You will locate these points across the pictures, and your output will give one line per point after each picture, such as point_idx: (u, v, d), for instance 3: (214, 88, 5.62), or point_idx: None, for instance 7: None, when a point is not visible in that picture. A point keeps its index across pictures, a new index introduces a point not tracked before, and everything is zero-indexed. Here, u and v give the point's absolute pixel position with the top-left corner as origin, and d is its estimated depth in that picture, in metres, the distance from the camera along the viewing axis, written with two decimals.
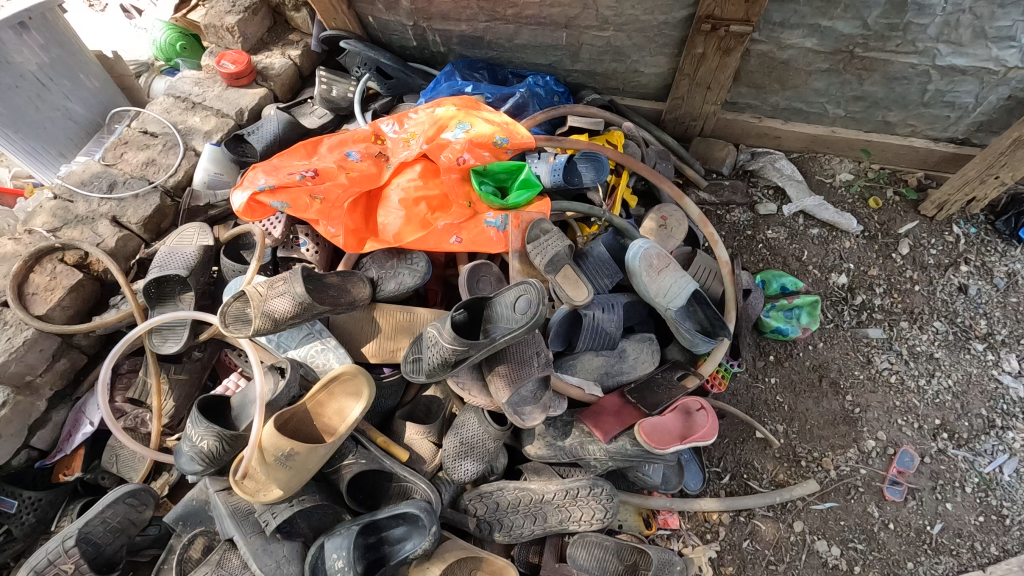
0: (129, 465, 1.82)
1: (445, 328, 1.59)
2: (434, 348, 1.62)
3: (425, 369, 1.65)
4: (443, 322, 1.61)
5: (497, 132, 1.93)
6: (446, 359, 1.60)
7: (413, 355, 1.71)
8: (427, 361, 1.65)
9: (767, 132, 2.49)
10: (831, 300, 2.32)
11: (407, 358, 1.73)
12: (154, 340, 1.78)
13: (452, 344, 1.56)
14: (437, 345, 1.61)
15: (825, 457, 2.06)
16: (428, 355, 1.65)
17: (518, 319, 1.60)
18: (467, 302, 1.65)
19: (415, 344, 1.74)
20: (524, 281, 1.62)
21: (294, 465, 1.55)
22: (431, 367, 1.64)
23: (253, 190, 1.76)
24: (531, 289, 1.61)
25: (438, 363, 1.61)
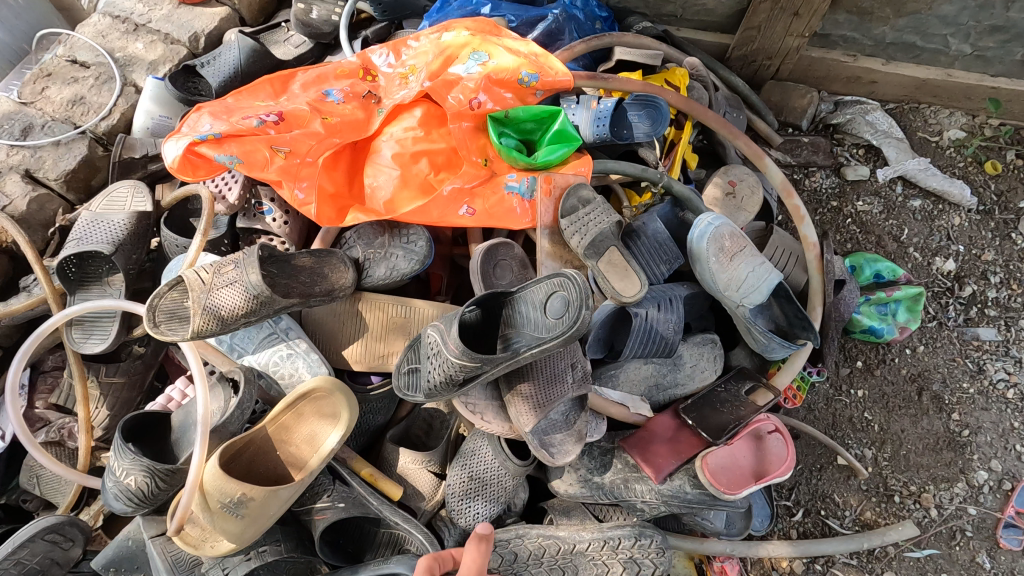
0: (54, 487, 1.46)
1: (450, 335, 1.15)
2: (436, 360, 1.19)
3: (424, 388, 1.23)
4: (448, 326, 1.18)
5: (523, 67, 1.45)
6: (451, 378, 1.18)
7: (409, 365, 1.30)
8: (428, 375, 1.23)
9: (861, 74, 1.95)
10: (933, 291, 1.84)
11: (403, 365, 1.31)
12: (74, 336, 1.38)
13: (460, 359, 1.14)
14: (439, 356, 1.18)
15: (926, 493, 1.64)
16: (429, 367, 1.22)
17: (551, 326, 1.16)
18: (481, 296, 1.20)
19: (413, 348, 1.31)
20: (559, 271, 1.16)
21: (248, 513, 1.17)
22: (433, 383, 1.22)
23: (191, 138, 1.29)
24: (568, 284, 1.15)
25: (441, 381, 1.19)
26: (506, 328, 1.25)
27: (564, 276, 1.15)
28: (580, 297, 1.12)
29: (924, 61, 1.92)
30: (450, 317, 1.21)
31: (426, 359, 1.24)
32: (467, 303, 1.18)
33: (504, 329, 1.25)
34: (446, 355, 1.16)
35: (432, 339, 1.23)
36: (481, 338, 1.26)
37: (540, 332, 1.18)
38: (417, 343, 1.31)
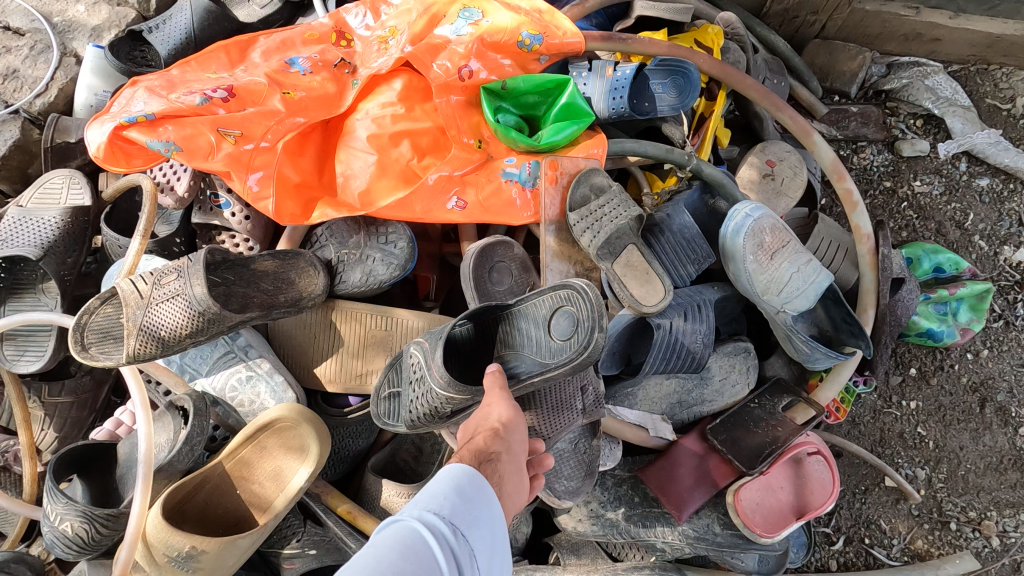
0: (2, 517, 1.30)
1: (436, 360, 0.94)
2: (420, 388, 0.98)
3: (406, 418, 1.03)
4: (433, 347, 0.96)
5: (524, 26, 1.20)
6: (437, 410, 0.96)
7: (388, 390, 1.09)
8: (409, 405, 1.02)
9: (923, 31, 1.68)
10: (1001, 285, 1.59)
11: (380, 390, 1.11)
12: (7, 352, 1.20)
13: (449, 390, 0.92)
14: (423, 383, 0.97)
15: (987, 520, 1.44)
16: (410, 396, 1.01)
17: (561, 351, 0.94)
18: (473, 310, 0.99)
19: (392, 369, 1.10)
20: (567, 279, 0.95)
21: (201, 567, 1.00)
22: (416, 416, 1.01)
23: (120, 120, 1.08)
24: (577, 295, 0.94)
25: (425, 413, 0.99)
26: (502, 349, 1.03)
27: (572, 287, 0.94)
28: (594, 312, 0.91)
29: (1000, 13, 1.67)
30: (434, 336, 1.00)
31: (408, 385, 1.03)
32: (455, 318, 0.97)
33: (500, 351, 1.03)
34: (430, 381, 0.95)
35: (413, 361, 1.02)
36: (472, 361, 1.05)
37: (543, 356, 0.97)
38: (397, 364, 1.10)
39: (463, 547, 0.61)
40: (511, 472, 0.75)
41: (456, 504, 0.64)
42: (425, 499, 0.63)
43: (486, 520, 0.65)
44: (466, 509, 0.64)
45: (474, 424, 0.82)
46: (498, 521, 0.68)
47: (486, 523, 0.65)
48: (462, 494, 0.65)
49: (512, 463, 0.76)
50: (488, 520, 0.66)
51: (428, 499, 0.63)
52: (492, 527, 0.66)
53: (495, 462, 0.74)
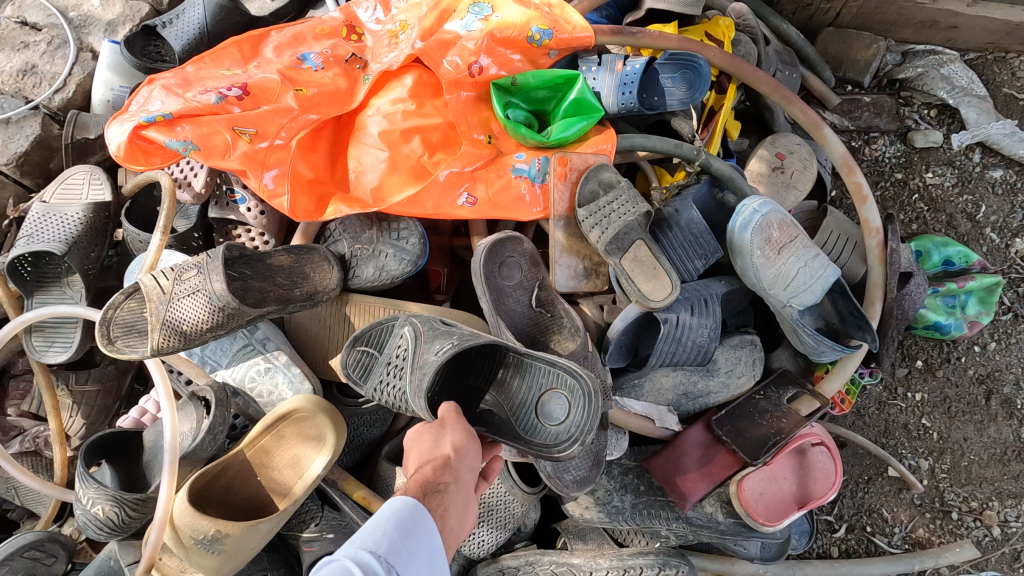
0: (34, 498, 1.37)
1: (427, 371, 0.96)
2: (400, 379, 1.02)
3: (368, 388, 1.08)
4: (430, 354, 0.98)
5: (534, 21, 1.20)
6: (396, 403, 1.03)
7: (360, 351, 1.11)
8: (381, 379, 1.05)
9: (940, 19, 1.66)
10: (1011, 278, 1.59)
11: (355, 344, 1.11)
12: (36, 343, 1.25)
13: (422, 406, 0.97)
14: (404, 375, 1.00)
15: (988, 510, 1.46)
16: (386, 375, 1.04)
17: (550, 435, 1.03)
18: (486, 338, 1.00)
19: (376, 330, 1.11)
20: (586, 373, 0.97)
21: (225, 549, 1.05)
22: (381, 394, 1.05)
23: (138, 120, 1.10)
24: (583, 393, 0.99)
25: (385, 397, 1.04)
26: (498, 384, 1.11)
27: (586, 388, 0.97)
28: (588, 424, 0.97)
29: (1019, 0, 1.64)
30: (434, 338, 1.01)
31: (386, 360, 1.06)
32: (462, 340, 0.98)
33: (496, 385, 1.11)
34: (412, 380, 0.99)
35: (403, 344, 1.04)
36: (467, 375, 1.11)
37: (530, 416, 1.06)
38: (382, 329, 1.11)
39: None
40: (455, 502, 0.83)
41: (394, 540, 0.70)
42: (367, 534, 0.70)
43: (424, 553, 0.72)
44: (404, 543, 0.70)
45: (426, 449, 0.89)
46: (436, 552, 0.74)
47: (423, 555, 0.71)
48: (403, 529, 0.71)
49: (458, 493, 0.85)
50: (427, 552, 0.72)
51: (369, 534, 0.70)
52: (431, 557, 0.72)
53: (441, 494, 0.82)
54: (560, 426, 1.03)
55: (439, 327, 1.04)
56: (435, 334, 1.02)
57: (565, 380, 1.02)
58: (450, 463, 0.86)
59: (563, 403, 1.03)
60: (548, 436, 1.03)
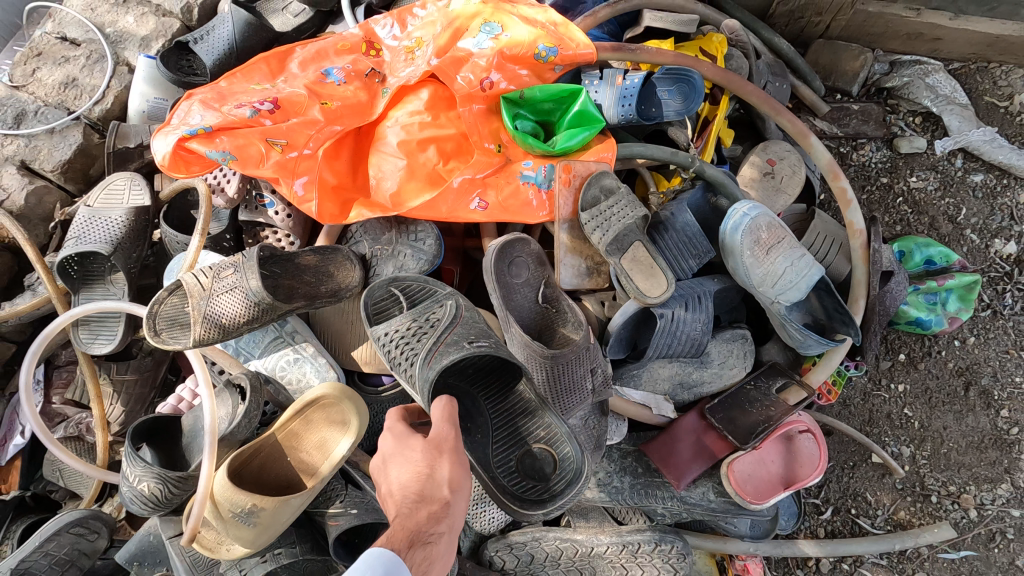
0: (77, 480, 1.48)
1: (456, 352, 1.06)
2: (421, 344, 1.10)
3: (381, 329, 1.14)
4: (468, 340, 1.08)
5: (541, 39, 1.30)
6: (397, 358, 1.10)
7: (382, 290, 1.20)
8: (401, 330, 1.13)
9: (924, 31, 1.74)
10: (989, 276, 1.68)
11: (393, 284, 1.22)
12: (82, 336, 1.36)
13: (430, 372, 1.04)
14: (429, 341, 1.08)
15: (966, 494, 1.56)
16: (411, 331, 1.12)
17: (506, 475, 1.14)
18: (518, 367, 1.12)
19: (419, 288, 1.22)
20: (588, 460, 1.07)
21: (260, 522, 1.15)
22: (392, 345, 1.12)
23: (181, 133, 1.21)
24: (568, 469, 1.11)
25: (392, 346, 1.12)
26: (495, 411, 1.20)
27: (575, 475, 1.08)
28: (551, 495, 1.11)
29: (1000, 14, 1.72)
30: (470, 331, 1.12)
31: (413, 316, 1.14)
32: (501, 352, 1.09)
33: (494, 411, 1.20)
34: (439, 348, 1.07)
35: (440, 313, 1.14)
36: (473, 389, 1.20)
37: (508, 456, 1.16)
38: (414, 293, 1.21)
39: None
40: (444, 552, 0.84)
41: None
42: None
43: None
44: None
45: (418, 483, 0.87)
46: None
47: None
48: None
49: (446, 542, 0.85)
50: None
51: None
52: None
53: (430, 546, 0.82)
54: (525, 476, 1.14)
55: (477, 326, 1.15)
56: (471, 329, 1.13)
57: (561, 453, 1.13)
58: (445, 507, 0.86)
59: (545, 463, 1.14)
60: (510, 482, 1.14)
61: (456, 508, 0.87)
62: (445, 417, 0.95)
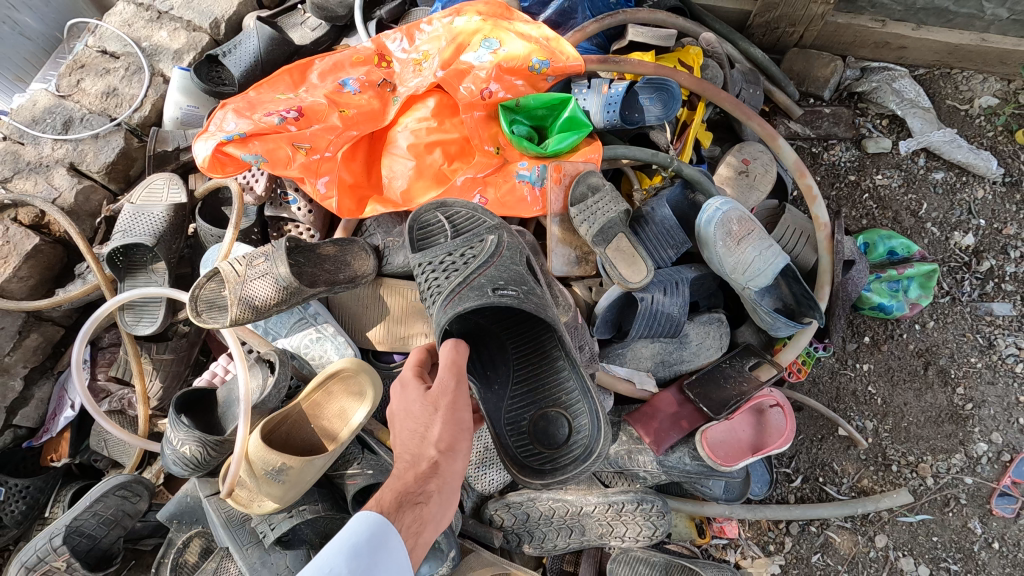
0: (120, 449, 1.64)
1: (478, 297, 1.16)
2: (450, 282, 1.22)
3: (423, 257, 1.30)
4: (493, 288, 1.18)
5: (535, 53, 1.46)
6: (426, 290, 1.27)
7: (433, 228, 1.36)
8: (439, 269, 1.28)
9: (890, 40, 1.88)
10: (949, 265, 1.83)
11: (442, 212, 1.37)
12: (127, 319, 1.53)
13: (446, 313, 1.16)
14: (456, 281, 1.20)
15: (923, 463, 1.71)
16: (447, 270, 1.26)
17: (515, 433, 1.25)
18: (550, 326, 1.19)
19: (467, 217, 1.36)
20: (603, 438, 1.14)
21: (288, 479, 1.30)
22: (429, 281, 1.27)
23: (219, 139, 1.39)
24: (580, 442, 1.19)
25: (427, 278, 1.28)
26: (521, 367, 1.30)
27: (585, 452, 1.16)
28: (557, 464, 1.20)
29: (959, 24, 1.85)
30: (501, 276, 1.22)
31: (451, 257, 1.28)
32: (523, 303, 1.16)
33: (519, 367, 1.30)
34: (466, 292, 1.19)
35: (477, 252, 1.26)
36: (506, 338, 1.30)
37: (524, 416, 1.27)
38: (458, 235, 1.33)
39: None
40: (434, 512, 0.97)
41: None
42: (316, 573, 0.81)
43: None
44: (356, 574, 0.82)
45: (416, 444, 1.02)
46: (398, 566, 0.88)
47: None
48: (356, 561, 0.83)
49: (436, 505, 0.97)
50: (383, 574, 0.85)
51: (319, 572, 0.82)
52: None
53: (419, 507, 0.95)
54: (534, 437, 1.25)
55: (511, 270, 1.24)
56: (502, 275, 1.22)
57: (576, 426, 1.22)
58: (433, 470, 0.99)
59: (561, 429, 1.23)
60: (521, 441, 1.25)
61: (445, 473, 0.99)
62: (445, 371, 1.05)
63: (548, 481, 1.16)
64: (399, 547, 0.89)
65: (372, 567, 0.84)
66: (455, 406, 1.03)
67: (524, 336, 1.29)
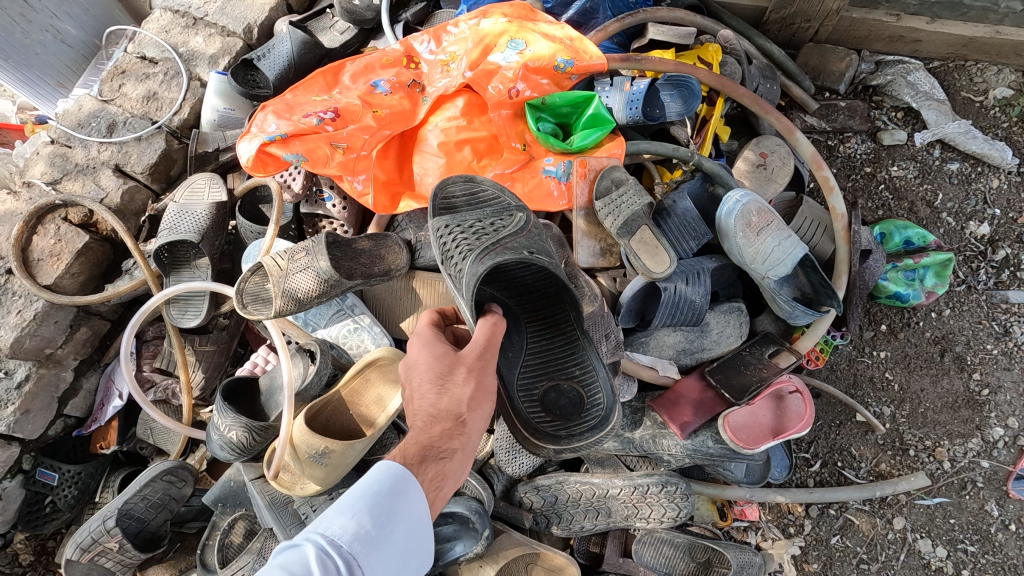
0: (165, 437, 1.71)
1: (513, 255, 1.14)
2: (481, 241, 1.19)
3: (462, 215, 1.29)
4: (528, 250, 1.16)
5: (559, 53, 1.51)
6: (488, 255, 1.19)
7: (473, 197, 1.35)
8: (464, 228, 1.23)
9: (904, 34, 1.91)
10: (964, 255, 1.86)
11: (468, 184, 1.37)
12: (173, 312, 1.61)
13: (469, 273, 1.12)
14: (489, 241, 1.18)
15: (939, 447, 1.75)
16: (475, 234, 1.21)
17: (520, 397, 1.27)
18: (537, 249, 1.19)
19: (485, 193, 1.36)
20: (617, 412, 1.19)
21: (330, 462, 1.36)
22: (450, 238, 1.22)
23: (262, 139, 1.47)
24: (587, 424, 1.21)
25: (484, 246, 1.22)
26: (536, 341, 1.30)
27: (601, 422, 1.20)
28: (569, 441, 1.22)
29: (973, 17, 1.88)
30: (529, 244, 1.20)
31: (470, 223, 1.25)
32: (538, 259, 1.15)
33: (532, 342, 1.30)
34: (463, 244, 1.20)
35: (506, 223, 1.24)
36: (518, 269, 1.20)
37: (537, 389, 1.28)
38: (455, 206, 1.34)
39: (363, 560, 0.79)
40: (456, 468, 0.96)
41: (364, 521, 0.81)
42: (339, 517, 0.81)
43: (400, 525, 0.84)
44: (379, 522, 0.82)
45: (437, 399, 0.98)
46: (416, 517, 0.87)
47: (395, 532, 0.83)
48: (377, 508, 0.82)
49: (458, 461, 0.96)
50: (404, 524, 0.84)
51: (340, 517, 0.81)
52: (408, 526, 0.85)
53: (443, 462, 0.94)
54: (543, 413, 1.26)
55: (539, 243, 1.23)
56: (509, 230, 1.21)
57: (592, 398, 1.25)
58: (459, 427, 0.97)
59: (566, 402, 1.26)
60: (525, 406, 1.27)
61: (470, 430, 0.98)
62: (476, 340, 1.05)
63: (558, 447, 1.21)
64: (420, 497, 0.88)
65: (393, 514, 0.84)
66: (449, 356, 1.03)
67: (556, 321, 1.28)
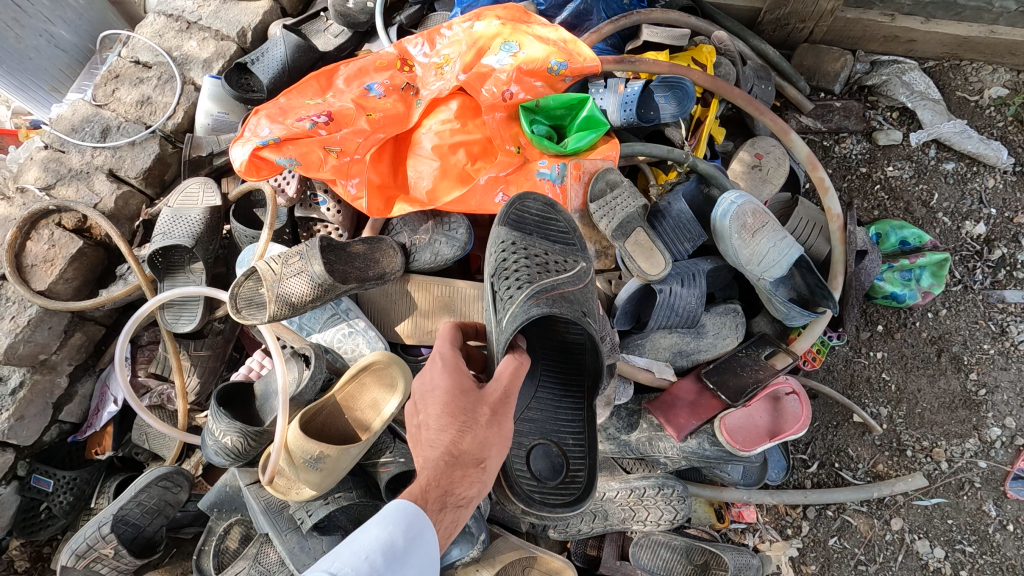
0: (161, 442, 1.70)
1: (566, 310, 1.16)
2: (534, 280, 1.21)
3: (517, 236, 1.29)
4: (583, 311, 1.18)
5: (553, 55, 1.51)
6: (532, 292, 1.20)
7: (527, 217, 1.34)
8: (530, 260, 1.25)
9: (899, 34, 1.91)
10: (960, 255, 1.86)
11: (542, 206, 1.36)
12: (167, 317, 1.61)
13: (520, 307, 1.15)
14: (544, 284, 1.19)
15: (937, 448, 1.75)
16: (535, 268, 1.23)
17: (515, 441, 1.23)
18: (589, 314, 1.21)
19: (547, 221, 1.34)
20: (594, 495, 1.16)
21: (325, 466, 1.34)
22: (512, 262, 1.24)
23: (254, 144, 1.46)
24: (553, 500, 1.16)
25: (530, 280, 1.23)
26: (547, 394, 1.29)
27: (577, 500, 1.15)
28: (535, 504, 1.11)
29: (967, 17, 1.88)
30: (580, 302, 1.22)
31: (534, 258, 1.27)
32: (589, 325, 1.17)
33: (541, 392, 1.29)
34: (522, 275, 1.22)
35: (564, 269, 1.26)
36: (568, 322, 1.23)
37: (528, 440, 1.24)
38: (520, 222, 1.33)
39: None
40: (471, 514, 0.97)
41: (377, 563, 0.81)
42: (352, 557, 0.80)
43: (410, 567, 0.84)
44: (391, 565, 0.81)
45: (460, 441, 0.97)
46: (424, 559, 0.87)
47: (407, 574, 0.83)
48: (390, 550, 0.82)
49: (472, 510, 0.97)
50: (414, 565, 0.84)
51: (353, 557, 0.80)
52: (419, 567, 0.85)
53: (461, 510, 0.95)
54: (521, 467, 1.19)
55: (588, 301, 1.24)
56: (571, 283, 1.23)
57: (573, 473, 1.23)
58: (478, 473, 0.97)
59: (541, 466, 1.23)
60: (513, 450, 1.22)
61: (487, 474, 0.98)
62: (503, 378, 1.04)
63: (528, 507, 1.11)
64: (433, 540, 0.89)
65: (405, 555, 0.84)
66: (463, 393, 1.01)
67: (573, 381, 1.29)
